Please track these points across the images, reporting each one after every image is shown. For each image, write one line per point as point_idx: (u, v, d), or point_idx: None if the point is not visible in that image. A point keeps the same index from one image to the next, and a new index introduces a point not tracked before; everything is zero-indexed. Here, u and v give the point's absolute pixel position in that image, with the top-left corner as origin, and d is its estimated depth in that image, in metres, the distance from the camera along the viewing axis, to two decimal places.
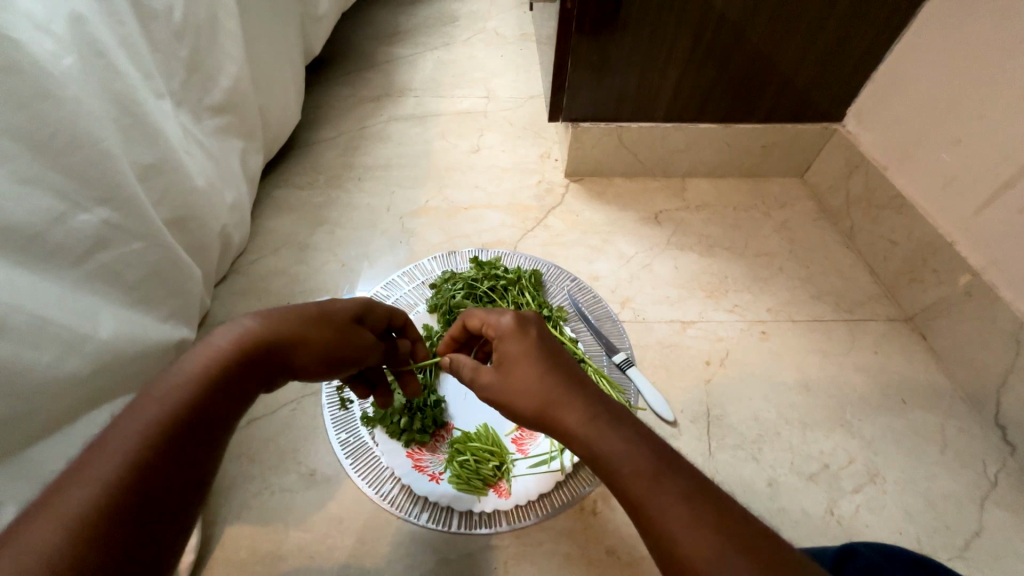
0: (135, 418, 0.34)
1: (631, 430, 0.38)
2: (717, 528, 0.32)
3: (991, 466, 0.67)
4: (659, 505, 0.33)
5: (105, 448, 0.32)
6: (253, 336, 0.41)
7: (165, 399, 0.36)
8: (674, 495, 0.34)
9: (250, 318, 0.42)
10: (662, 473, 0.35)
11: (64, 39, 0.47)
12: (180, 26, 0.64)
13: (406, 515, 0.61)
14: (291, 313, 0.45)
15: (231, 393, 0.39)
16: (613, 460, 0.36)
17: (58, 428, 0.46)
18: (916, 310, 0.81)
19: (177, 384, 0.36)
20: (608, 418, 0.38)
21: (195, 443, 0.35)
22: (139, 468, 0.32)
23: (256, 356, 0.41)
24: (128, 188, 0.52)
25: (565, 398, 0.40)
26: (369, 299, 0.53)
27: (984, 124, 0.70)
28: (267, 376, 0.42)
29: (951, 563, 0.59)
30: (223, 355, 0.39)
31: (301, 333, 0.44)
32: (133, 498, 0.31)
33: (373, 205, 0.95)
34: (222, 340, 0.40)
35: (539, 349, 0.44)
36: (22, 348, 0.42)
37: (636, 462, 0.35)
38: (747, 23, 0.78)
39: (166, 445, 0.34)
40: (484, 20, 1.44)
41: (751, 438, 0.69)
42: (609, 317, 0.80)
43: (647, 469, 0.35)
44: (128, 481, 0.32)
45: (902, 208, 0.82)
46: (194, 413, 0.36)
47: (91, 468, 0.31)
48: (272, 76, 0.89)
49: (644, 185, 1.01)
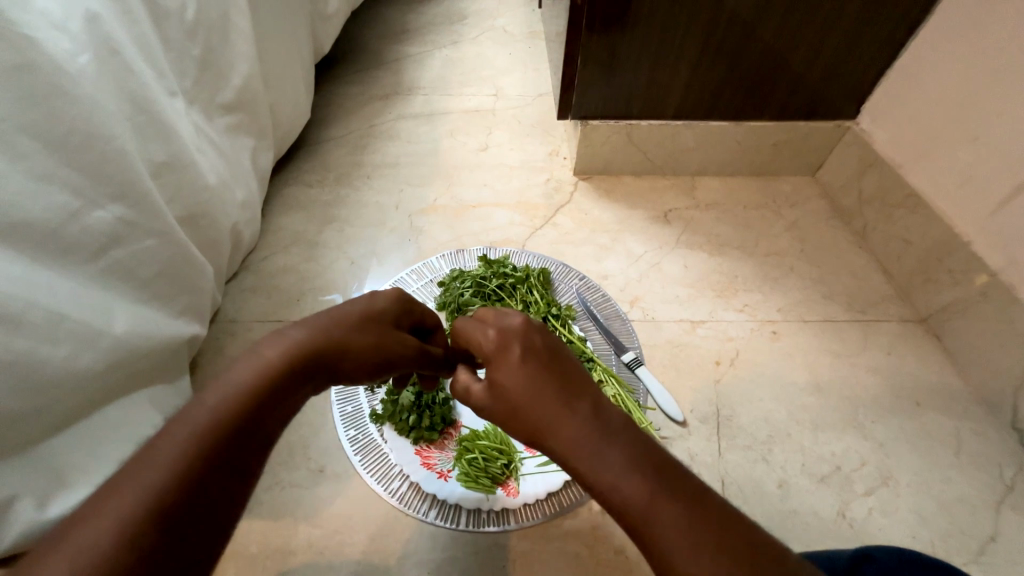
0: (187, 425, 0.34)
1: (626, 450, 0.35)
2: (719, 559, 0.31)
3: (1007, 470, 0.66)
4: (658, 535, 0.32)
5: (156, 454, 0.32)
6: (303, 347, 0.40)
7: (215, 406, 0.35)
8: (674, 525, 0.32)
9: (296, 328, 0.41)
10: (660, 500, 0.33)
11: (79, 38, 0.48)
12: (192, 25, 0.65)
13: (415, 512, 0.61)
14: (336, 319, 0.44)
15: (281, 400, 0.38)
16: (609, 489, 0.34)
17: (74, 422, 0.47)
18: (930, 311, 0.80)
19: (227, 390, 0.36)
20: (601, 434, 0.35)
21: (244, 451, 0.35)
22: (188, 477, 0.32)
23: (305, 365, 0.40)
24: (142, 185, 0.53)
25: (555, 421, 0.36)
26: (405, 294, 0.52)
27: (1001, 122, 0.69)
28: (317, 383, 0.42)
29: (966, 568, 0.59)
30: (272, 365, 0.38)
31: (347, 340, 0.43)
32: (182, 506, 0.31)
33: (382, 203, 0.95)
34: (270, 349, 0.39)
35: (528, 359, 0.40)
36: (38, 343, 0.42)
37: (632, 491, 0.33)
38: (759, 20, 0.77)
39: (215, 454, 0.34)
40: (492, 18, 1.43)
41: (761, 439, 0.68)
42: (617, 316, 0.79)
43: (646, 498, 0.33)
44: (178, 490, 0.31)
45: (918, 208, 0.81)
46: (243, 420, 0.35)
47: (142, 475, 0.31)
48: (283, 74, 0.89)
49: (653, 183, 1.00)
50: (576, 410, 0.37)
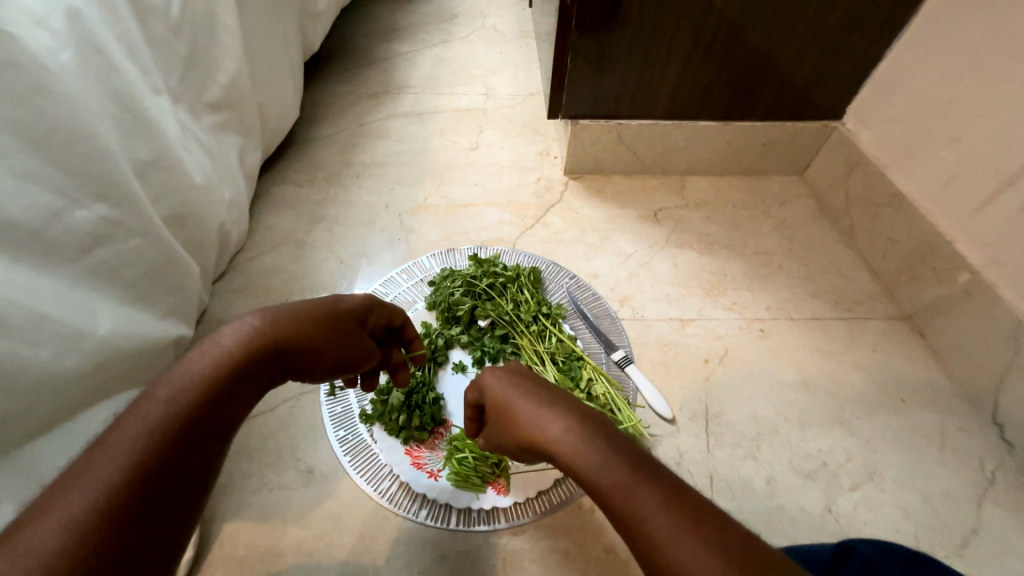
0: (139, 419, 0.34)
1: (608, 443, 0.38)
2: (695, 532, 0.31)
3: (988, 464, 0.67)
4: (638, 514, 0.33)
5: (107, 450, 0.32)
6: (264, 334, 0.41)
7: (169, 400, 0.35)
8: (650, 501, 0.33)
9: (258, 317, 0.42)
10: (637, 481, 0.35)
11: (60, 34, 0.47)
12: (177, 23, 0.64)
13: (404, 512, 0.61)
14: (299, 309, 0.45)
15: (238, 392, 0.39)
16: (594, 477, 0.36)
17: (56, 425, 0.46)
18: (914, 309, 0.81)
19: (181, 385, 0.36)
20: (587, 433, 0.39)
21: (199, 446, 0.35)
22: (142, 471, 0.32)
23: (266, 354, 0.41)
24: (126, 185, 0.52)
25: (547, 428, 0.41)
26: (373, 297, 0.54)
27: (983, 123, 0.70)
28: (272, 374, 0.42)
29: (948, 561, 0.60)
30: (231, 354, 0.39)
31: (310, 331, 0.44)
32: (136, 501, 0.31)
33: (371, 202, 0.95)
34: (229, 338, 0.40)
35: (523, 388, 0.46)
36: (19, 345, 0.41)
37: (613, 475, 0.35)
38: (747, 21, 0.78)
39: (169, 447, 0.34)
40: (483, 17, 1.43)
41: (749, 436, 0.69)
42: (607, 315, 0.80)
43: (624, 479, 0.35)
44: (130, 485, 0.31)
45: (902, 206, 0.82)
46: (198, 414, 0.36)
47: (94, 470, 0.31)
48: (271, 73, 0.89)
49: (643, 183, 1.01)
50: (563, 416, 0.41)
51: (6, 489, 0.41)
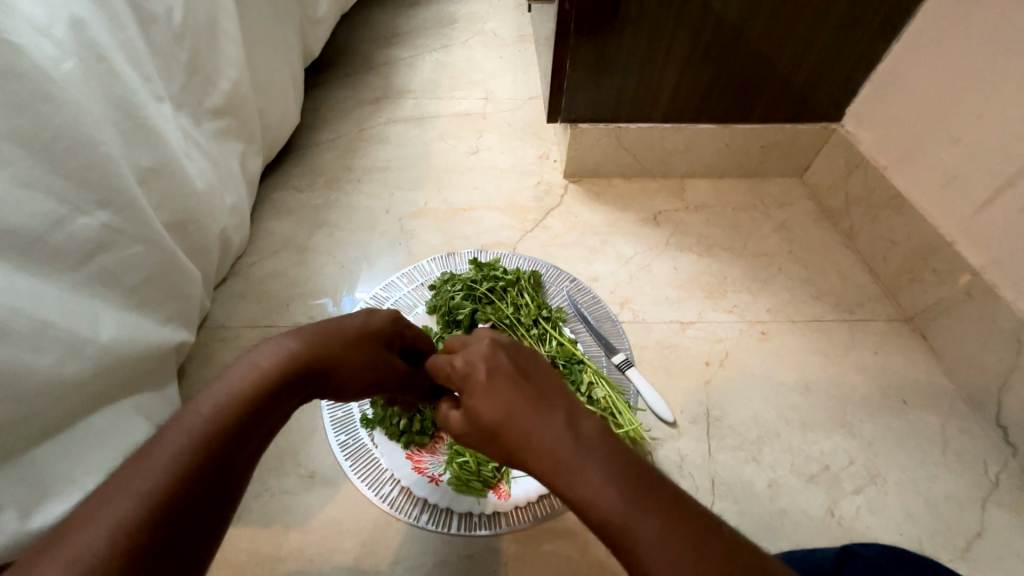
0: (182, 433, 0.34)
1: (607, 457, 0.32)
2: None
3: (992, 467, 0.67)
4: (647, 556, 0.29)
5: (150, 461, 0.32)
6: (302, 356, 0.41)
7: (211, 415, 0.35)
8: (659, 536, 0.29)
9: (295, 337, 0.41)
10: (643, 517, 0.29)
11: (64, 43, 0.48)
12: (179, 30, 0.64)
13: (406, 517, 0.61)
14: (334, 331, 0.44)
15: (273, 409, 0.38)
16: (590, 504, 0.31)
17: (57, 432, 0.46)
18: (916, 310, 0.81)
19: (223, 399, 0.36)
20: (577, 454, 0.32)
21: (236, 462, 0.35)
22: (184, 485, 0.32)
23: (301, 375, 0.40)
24: (128, 192, 0.53)
25: (529, 437, 0.33)
26: (400, 315, 0.53)
27: (982, 124, 0.70)
28: (306, 395, 0.41)
29: (952, 564, 0.59)
30: (269, 373, 0.39)
31: (343, 352, 0.43)
32: (176, 514, 0.31)
33: (373, 206, 0.95)
34: (267, 358, 0.39)
35: (492, 380, 0.37)
36: (22, 351, 0.41)
37: (611, 503, 0.30)
38: (745, 24, 0.78)
39: (209, 462, 0.34)
40: (483, 22, 1.44)
41: (751, 439, 0.69)
42: (608, 318, 0.80)
43: (625, 507, 0.30)
44: (173, 498, 0.32)
45: (902, 208, 0.82)
46: (239, 430, 0.36)
47: (138, 481, 0.31)
48: (272, 79, 0.89)
49: (643, 186, 1.01)
50: (552, 416, 0.34)
51: (7, 497, 0.41)
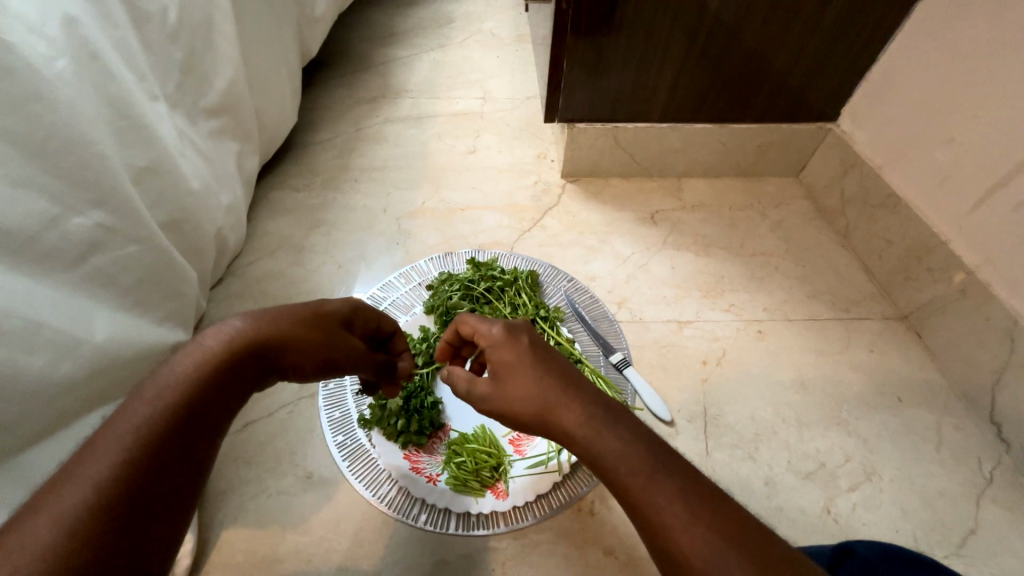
0: (127, 418, 0.34)
1: (628, 429, 0.37)
2: (714, 524, 0.32)
3: (986, 463, 0.67)
4: (656, 504, 0.33)
5: (98, 450, 0.32)
6: (245, 336, 0.41)
7: (156, 401, 0.35)
8: (670, 492, 0.34)
9: (241, 319, 0.42)
10: (656, 473, 0.34)
11: (56, 42, 0.47)
12: (175, 29, 0.64)
13: (404, 517, 0.61)
14: (282, 313, 0.45)
15: (221, 392, 0.39)
16: (609, 463, 0.36)
17: (51, 433, 0.46)
18: (911, 308, 0.81)
19: (167, 385, 0.36)
20: (603, 417, 0.38)
21: (188, 445, 0.35)
22: (132, 468, 0.32)
23: (248, 355, 0.41)
24: (122, 192, 0.52)
25: (567, 400, 0.39)
26: (359, 299, 0.54)
27: (976, 124, 0.70)
28: (256, 376, 0.42)
29: (948, 561, 0.60)
30: (214, 355, 0.39)
31: (293, 333, 0.44)
32: (127, 498, 0.31)
33: (370, 205, 0.95)
34: (211, 339, 0.40)
35: (529, 353, 0.43)
36: (16, 352, 0.41)
37: (629, 462, 0.35)
38: (741, 23, 0.78)
39: (157, 445, 0.34)
40: (480, 21, 1.44)
41: (747, 437, 0.69)
42: (605, 317, 0.80)
43: (644, 465, 0.35)
44: (122, 481, 0.32)
45: (897, 207, 0.82)
46: (186, 413, 0.36)
47: (86, 468, 0.31)
48: (268, 77, 0.89)
49: (641, 185, 1.01)
50: (573, 395, 0.39)
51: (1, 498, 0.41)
